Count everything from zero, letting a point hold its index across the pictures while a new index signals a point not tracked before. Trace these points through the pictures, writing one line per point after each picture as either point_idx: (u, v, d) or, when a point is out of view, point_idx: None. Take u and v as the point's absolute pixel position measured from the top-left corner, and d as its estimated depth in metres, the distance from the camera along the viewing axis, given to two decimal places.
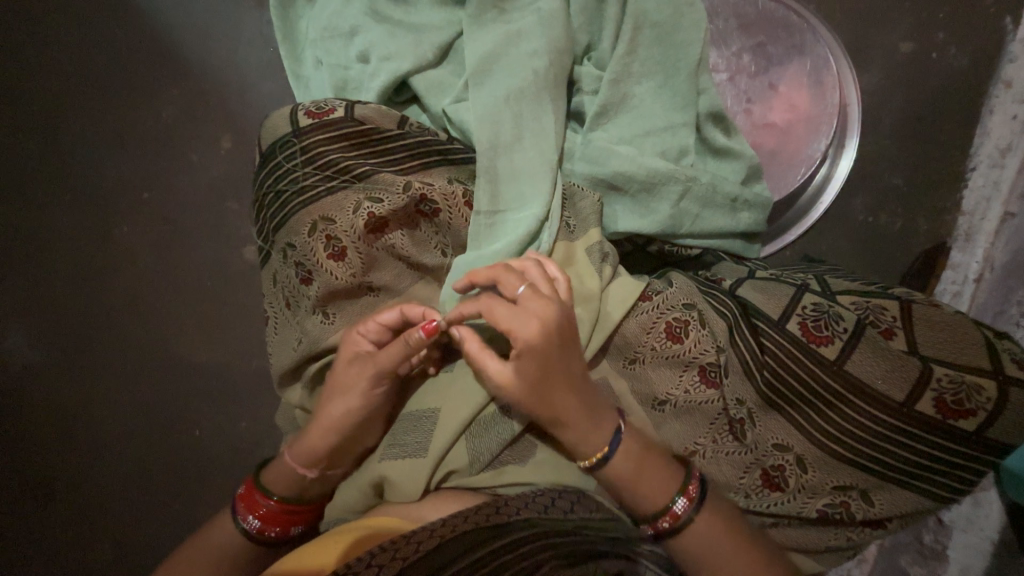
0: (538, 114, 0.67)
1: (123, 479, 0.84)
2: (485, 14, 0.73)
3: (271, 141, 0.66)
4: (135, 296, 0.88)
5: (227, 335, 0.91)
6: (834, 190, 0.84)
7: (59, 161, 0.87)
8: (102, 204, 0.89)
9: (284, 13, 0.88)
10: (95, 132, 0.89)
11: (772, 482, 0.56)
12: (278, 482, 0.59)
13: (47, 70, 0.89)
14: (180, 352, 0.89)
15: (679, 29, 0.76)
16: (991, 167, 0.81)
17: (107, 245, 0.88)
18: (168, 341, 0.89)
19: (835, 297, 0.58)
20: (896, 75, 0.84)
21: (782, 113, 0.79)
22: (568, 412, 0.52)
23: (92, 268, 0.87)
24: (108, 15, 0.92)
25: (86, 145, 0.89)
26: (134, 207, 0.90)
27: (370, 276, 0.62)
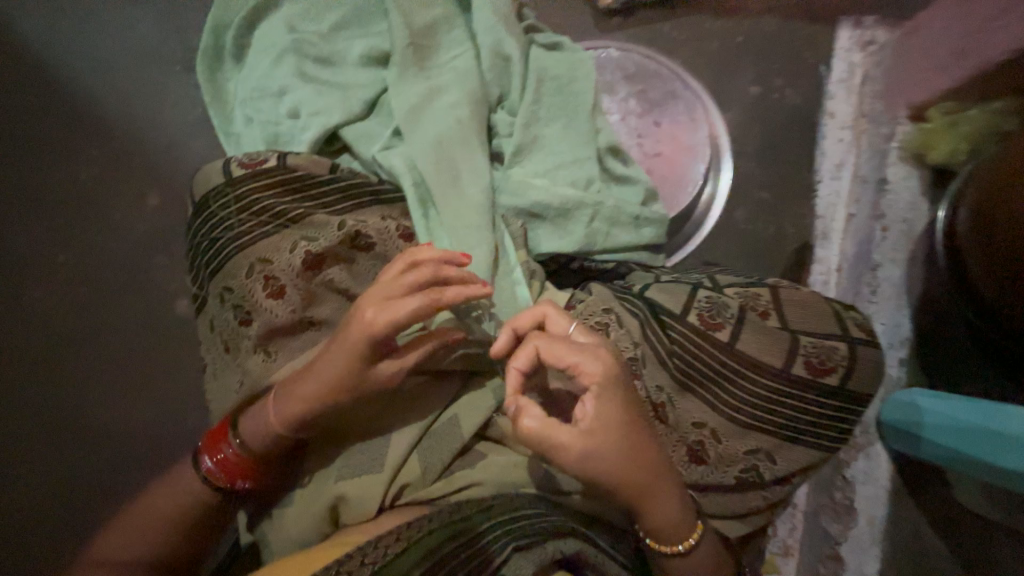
0: (460, 155, 0.76)
1: None
2: (408, 72, 0.82)
3: (203, 192, 0.68)
4: (41, 360, 0.85)
5: (166, 389, 0.89)
6: (719, 206, 1.00)
7: None
8: (12, 268, 0.88)
9: (213, 76, 0.95)
10: (7, 199, 0.90)
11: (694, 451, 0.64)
12: (243, 433, 0.61)
13: None
14: (98, 415, 0.84)
15: (574, 81, 0.90)
16: (833, 179, 1.01)
17: (14, 309, 0.86)
18: (81, 405, 0.84)
19: (722, 290, 0.69)
20: (750, 112, 1.04)
21: (667, 144, 0.94)
22: (658, 463, 0.55)
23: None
24: (25, 88, 0.96)
25: None
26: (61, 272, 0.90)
27: (310, 312, 0.65)
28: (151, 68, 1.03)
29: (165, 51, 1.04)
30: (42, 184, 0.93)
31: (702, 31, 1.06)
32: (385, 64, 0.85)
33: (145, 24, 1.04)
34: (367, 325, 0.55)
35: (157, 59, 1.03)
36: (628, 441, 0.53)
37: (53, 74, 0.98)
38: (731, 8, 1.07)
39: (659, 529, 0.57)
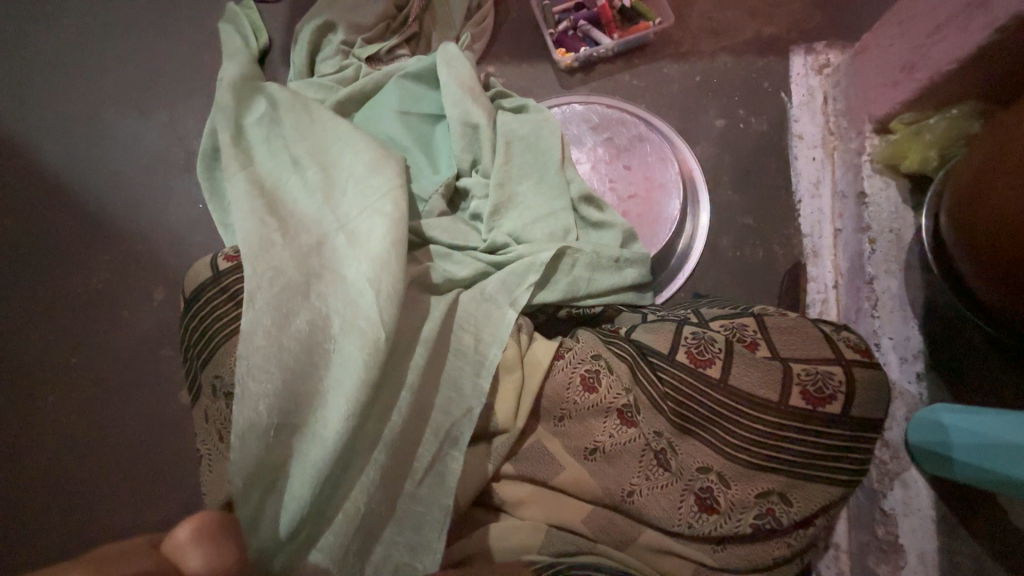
0: (371, 238, 0.73)
1: None
2: (360, 153, 0.85)
3: (194, 286, 0.71)
4: (73, 459, 0.96)
5: (184, 477, 0.95)
6: (702, 236, 1.00)
7: (13, 345, 1.02)
8: (45, 375, 1.00)
9: (210, 175, 1.05)
10: (46, 313, 1.04)
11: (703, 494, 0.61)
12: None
13: (10, 268, 1.07)
14: (124, 503, 0.93)
15: (541, 138, 0.96)
16: (812, 197, 1.00)
17: (50, 415, 0.98)
18: (107, 496, 0.94)
19: (707, 324, 0.69)
20: (719, 143, 1.06)
21: (640, 186, 0.96)
22: None
23: (42, 434, 0.97)
24: (58, 212, 1.10)
25: (33, 326, 1.03)
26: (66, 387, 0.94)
27: (283, 396, 0.61)
28: (157, 175, 1.13)
29: (170, 159, 1.14)
30: (74, 296, 1.05)
31: (660, 76, 1.11)
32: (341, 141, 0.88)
33: (153, 138, 1.16)
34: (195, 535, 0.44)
35: (164, 167, 1.14)
36: None
37: (78, 197, 1.12)
38: (687, 51, 1.12)
39: None
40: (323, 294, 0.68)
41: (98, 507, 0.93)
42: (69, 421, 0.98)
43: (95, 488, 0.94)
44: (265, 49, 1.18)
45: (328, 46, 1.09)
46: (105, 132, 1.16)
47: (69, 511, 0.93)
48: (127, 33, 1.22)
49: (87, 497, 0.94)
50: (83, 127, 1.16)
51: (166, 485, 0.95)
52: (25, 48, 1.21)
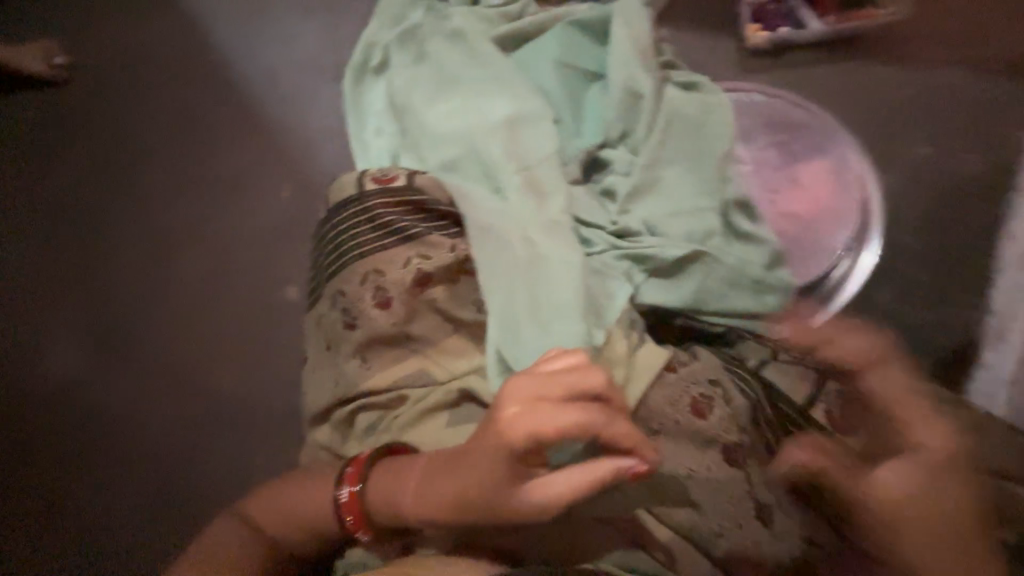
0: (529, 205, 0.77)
1: (135, 485, 0.90)
2: (528, 112, 0.86)
3: (336, 199, 0.73)
4: (179, 319, 1.01)
5: (264, 366, 0.98)
6: (861, 278, 0.85)
7: (154, 200, 1.09)
8: (175, 235, 1.07)
9: (355, 88, 1.06)
10: (187, 180, 1.11)
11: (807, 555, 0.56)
12: (375, 495, 0.57)
13: (165, 130, 1.15)
14: (210, 375, 0.97)
15: (708, 124, 0.85)
16: (1017, 270, 0.82)
17: (170, 273, 1.04)
18: (196, 363, 0.98)
19: (854, 386, 0.62)
20: (914, 176, 0.89)
21: (806, 204, 0.83)
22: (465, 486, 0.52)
23: (158, 287, 1.03)
24: (217, 92, 1.18)
25: (174, 188, 1.11)
26: (198, 254, 1.05)
27: (422, 333, 0.67)
28: (308, 77, 1.16)
29: (322, 64, 1.17)
30: (216, 171, 1.12)
31: (863, 79, 0.94)
32: (508, 93, 0.88)
33: (312, 40, 1.19)
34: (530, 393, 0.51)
35: (315, 70, 1.17)
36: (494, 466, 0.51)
37: (236, 82, 1.18)
38: (903, 59, 0.94)
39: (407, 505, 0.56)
40: (480, 261, 0.70)
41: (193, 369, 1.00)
42: (185, 282, 1.04)
43: (190, 351, 0.99)
44: None
45: None
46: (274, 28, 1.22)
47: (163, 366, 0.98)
48: None
49: (182, 357, 0.99)
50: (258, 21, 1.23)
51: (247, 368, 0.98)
52: None
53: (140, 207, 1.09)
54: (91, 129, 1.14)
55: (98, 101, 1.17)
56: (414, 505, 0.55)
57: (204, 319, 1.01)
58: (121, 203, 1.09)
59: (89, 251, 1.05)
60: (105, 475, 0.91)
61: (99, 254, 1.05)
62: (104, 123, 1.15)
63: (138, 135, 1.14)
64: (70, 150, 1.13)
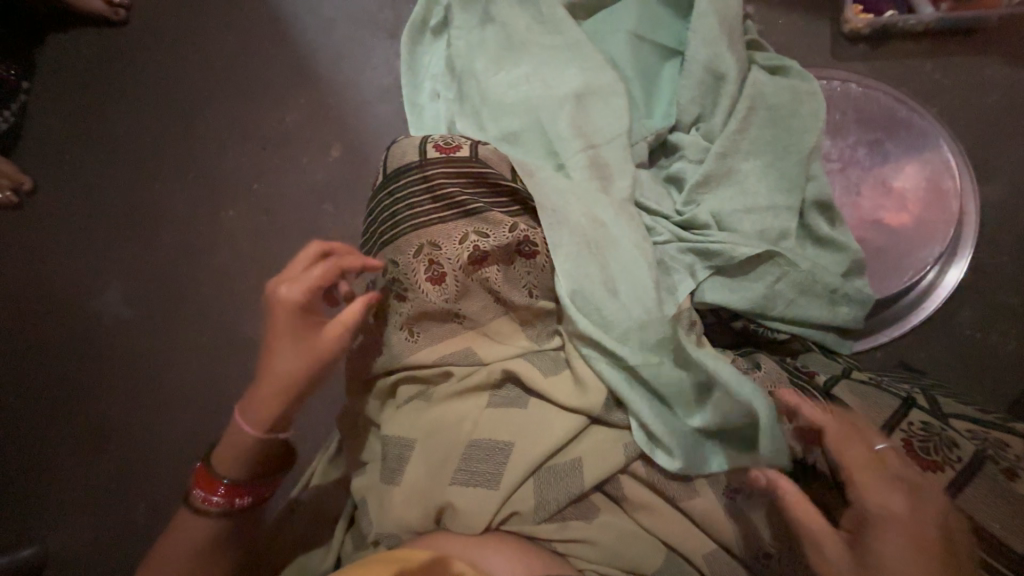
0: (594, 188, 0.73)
1: (178, 429, 0.94)
2: (600, 86, 0.80)
3: (396, 164, 0.69)
4: (223, 273, 1.02)
5: None
6: (940, 297, 0.79)
7: (204, 151, 1.09)
8: (223, 188, 1.07)
9: (413, 47, 1.01)
10: (236, 132, 1.10)
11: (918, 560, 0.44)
12: (229, 460, 0.58)
13: (217, 80, 1.13)
14: (251, 331, 0.99)
15: (796, 115, 0.78)
16: None
17: (217, 226, 1.05)
18: (238, 318, 0.99)
19: (947, 420, 0.56)
20: (1020, 191, 0.80)
21: (895, 211, 0.76)
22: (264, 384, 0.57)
23: (205, 240, 1.04)
24: (270, 43, 1.15)
25: (223, 140, 1.10)
26: (247, 210, 1.06)
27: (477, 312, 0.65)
28: (363, 33, 1.12)
29: (379, 20, 1.12)
30: (265, 125, 1.10)
31: (975, 77, 0.84)
32: (579, 64, 0.83)
33: None
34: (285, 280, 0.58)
35: (371, 26, 1.12)
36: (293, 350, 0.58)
37: (290, 34, 1.15)
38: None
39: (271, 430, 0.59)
40: (548, 243, 0.67)
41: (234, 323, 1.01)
42: (231, 237, 1.04)
43: (233, 305, 1.00)
44: None
45: None
46: None
47: (207, 318, 0.99)
48: None
49: (224, 311, 1.00)
50: None
51: None
52: None
53: (191, 157, 1.09)
54: (147, 74, 1.14)
55: (151, 45, 1.16)
56: (253, 422, 0.58)
57: (248, 275, 1.02)
58: (173, 151, 1.09)
59: (140, 198, 1.06)
60: (149, 418, 0.94)
61: (150, 202, 1.06)
62: (159, 68, 1.14)
63: (191, 83, 1.13)
64: (122, 94, 1.13)
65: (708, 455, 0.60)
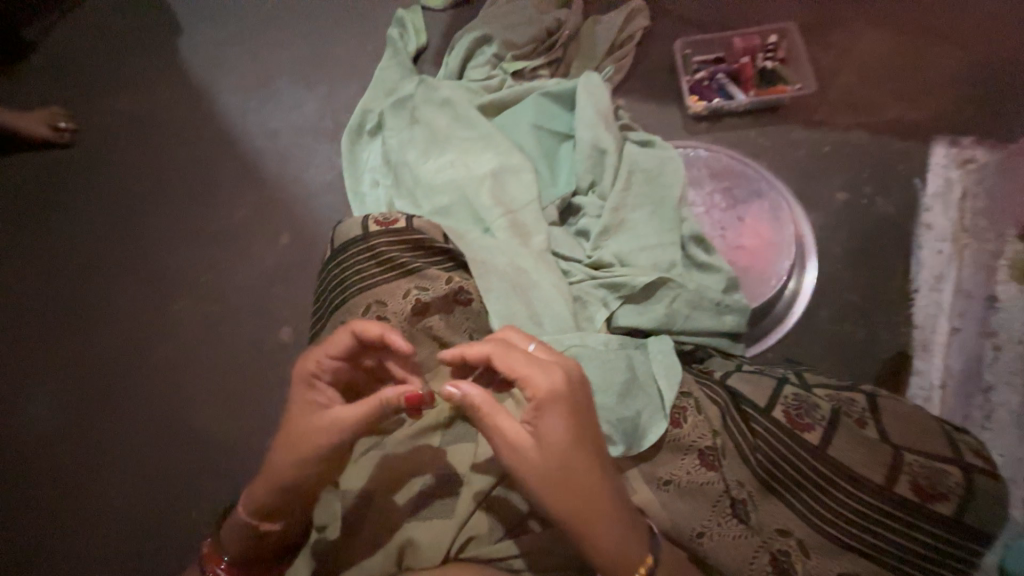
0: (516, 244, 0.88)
1: (134, 528, 0.94)
2: (511, 164, 0.99)
3: (343, 239, 0.80)
4: (177, 366, 1.06)
5: (259, 406, 1.02)
6: (803, 301, 0.98)
7: (156, 254, 1.17)
8: (174, 286, 1.13)
9: (352, 147, 1.18)
10: (187, 234, 1.19)
11: (579, 427, 0.52)
12: (225, 538, 0.65)
13: (166, 189, 1.23)
14: (206, 419, 1.01)
15: (663, 175, 1.00)
16: (931, 290, 0.96)
17: (168, 322, 1.10)
18: (191, 408, 1.02)
19: (811, 389, 0.69)
20: (837, 216, 1.04)
21: (751, 239, 0.97)
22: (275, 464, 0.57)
23: (157, 336, 1.09)
24: (217, 153, 1.27)
25: (174, 242, 1.18)
26: (198, 304, 1.12)
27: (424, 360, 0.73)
28: (306, 138, 1.28)
29: (320, 127, 1.29)
30: (214, 224, 1.19)
31: (787, 139, 1.12)
32: (492, 149, 1.02)
33: (310, 107, 1.31)
34: (309, 367, 0.60)
35: (313, 132, 1.28)
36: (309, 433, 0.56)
37: (237, 144, 1.28)
38: (818, 121, 1.12)
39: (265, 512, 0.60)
40: (480, 290, 0.80)
41: (187, 412, 1.02)
42: (182, 330, 1.09)
43: (186, 395, 1.04)
44: (421, 48, 1.31)
45: (479, 56, 1.20)
46: (273, 95, 1.34)
47: (162, 411, 1.02)
48: (310, 16, 1.41)
49: (178, 402, 1.03)
50: (258, 89, 1.35)
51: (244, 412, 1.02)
52: (230, 19, 1.45)
53: (141, 262, 1.16)
54: (99, 191, 1.23)
55: (105, 165, 1.26)
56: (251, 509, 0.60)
57: (202, 363, 1.06)
58: (125, 258, 1.16)
59: (93, 306, 1.12)
60: (105, 518, 0.95)
61: (105, 306, 1.12)
62: (111, 184, 1.24)
63: (140, 194, 1.22)
64: (77, 211, 1.21)
65: (645, 430, 0.67)
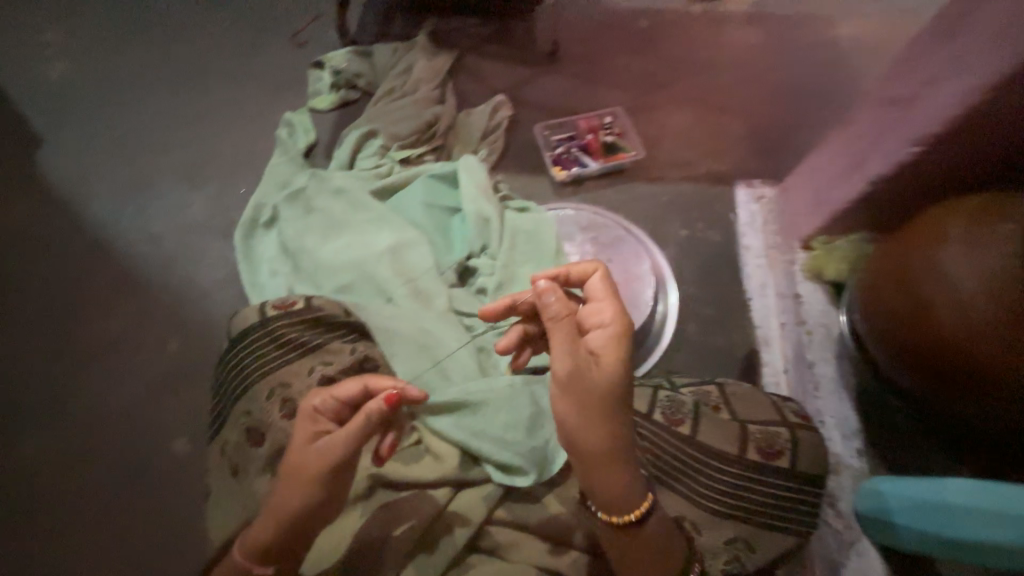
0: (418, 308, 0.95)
1: None
2: (406, 238, 1.07)
3: (240, 329, 0.81)
4: (54, 504, 0.96)
5: (158, 529, 0.94)
6: (672, 320, 1.17)
7: (23, 384, 1.07)
8: (46, 415, 1.04)
9: (246, 240, 1.20)
10: (59, 355, 1.10)
11: (625, 350, 0.63)
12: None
13: (35, 311, 1.15)
14: (95, 557, 0.92)
15: (541, 232, 1.16)
16: (761, 296, 1.19)
17: (39, 457, 0.99)
18: (78, 547, 0.92)
19: (678, 389, 0.81)
20: (683, 248, 1.28)
21: (621, 276, 1.16)
22: (279, 499, 0.60)
23: (27, 475, 0.98)
24: (92, 264, 1.21)
25: (45, 366, 1.09)
26: (75, 430, 1.02)
27: None
28: (196, 237, 1.27)
29: (210, 224, 1.29)
30: (92, 339, 1.12)
31: (635, 193, 1.38)
32: (387, 227, 1.11)
33: (199, 206, 1.31)
34: (312, 405, 0.64)
35: (202, 230, 1.28)
36: (307, 471, 0.59)
37: (115, 252, 1.23)
38: (656, 176, 1.40)
39: (259, 550, 0.60)
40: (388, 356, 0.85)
41: (71, 553, 0.92)
42: (57, 464, 0.99)
43: (69, 534, 0.93)
44: (311, 144, 1.40)
45: (368, 148, 1.34)
46: (156, 198, 1.32)
47: (41, 557, 0.92)
48: (193, 122, 1.45)
49: (60, 544, 0.93)
50: (138, 194, 1.33)
51: (139, 540, 0.93)
52: (103, 129, 1.43)
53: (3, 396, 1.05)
54: None
55: None
56: (249, 545, 0.61)
57: (85, 495, 0.97)
58: None
59: None
60: None
61: None
62: None
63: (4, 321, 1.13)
64: None
65: (551, 455, 0.75)
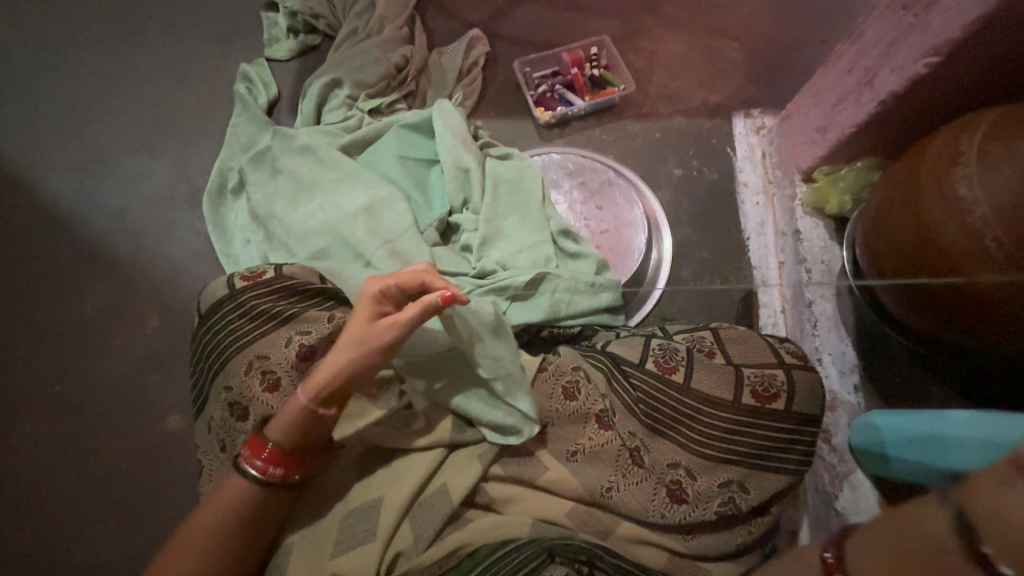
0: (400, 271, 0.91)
1: None
2: (381, 196, 1.01)
3: (211, 302, 0.78)
4: (53, 487, 0.96)
5: (162, 504, 0.95)
6: (666, 266, 1.13)
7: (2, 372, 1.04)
8: (32, 402, 1.02)
9: (215, 209, 1.13)
10: (36, 341, 1.07)
11: None
12: (276, 431, 0.65)
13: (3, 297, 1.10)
14: (102, 534, 0.93)
15: (525, 181, 1.09)
16: (759, 235, 1.14)
17: (32, 443, 0.99)
18: (82, 526, 0.93)
19: (672, 337, 0.80)
20: (678, 189, 1.21)
21: (611, 223, 1.11)
22: (348, 356, 0.64)
23: (21, 462, 0.98)
24: (55, 245, 1.15)
25: (22, 353, 1.06)
26: (65, 414, 1.01)
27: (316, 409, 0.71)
28: (161, 209, 1.19)
29: (174, 194, 1.21)
30: (68, 323, 1.08)
31: (624, 132, 1.28)
32: (360, 185, 1.03)
33: (160, 175, 1.23)
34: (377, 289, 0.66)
35: (167, 202, 1.20)
36: (377, 342, 0.64)
37: (78, 230, 1.17)
38: (647, 112, 1.30)
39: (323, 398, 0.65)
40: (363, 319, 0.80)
41: (76, 532, 0.93)
42: (51, 448, 0.99)
43: (73, 515, 0.94)
44: (274, 100, 1.29)
45: (333, 99, 1.23)
46: (113, 170, 1.23)
47: (47, 538, 0.93)
48: (141, 82, 1.33)
49: (65, 524, 0.93)
50: (93, 166, 1.24)
51: (145, 515, 0.94)
52: (44, 97, 1.31)
53: None
54: None
55: None
56: (313, 391, 0.64)
57: (84, 477, 0.97)
58: None
59: None
60: None
61: None
62: None
63: None
64: None
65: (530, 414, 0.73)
